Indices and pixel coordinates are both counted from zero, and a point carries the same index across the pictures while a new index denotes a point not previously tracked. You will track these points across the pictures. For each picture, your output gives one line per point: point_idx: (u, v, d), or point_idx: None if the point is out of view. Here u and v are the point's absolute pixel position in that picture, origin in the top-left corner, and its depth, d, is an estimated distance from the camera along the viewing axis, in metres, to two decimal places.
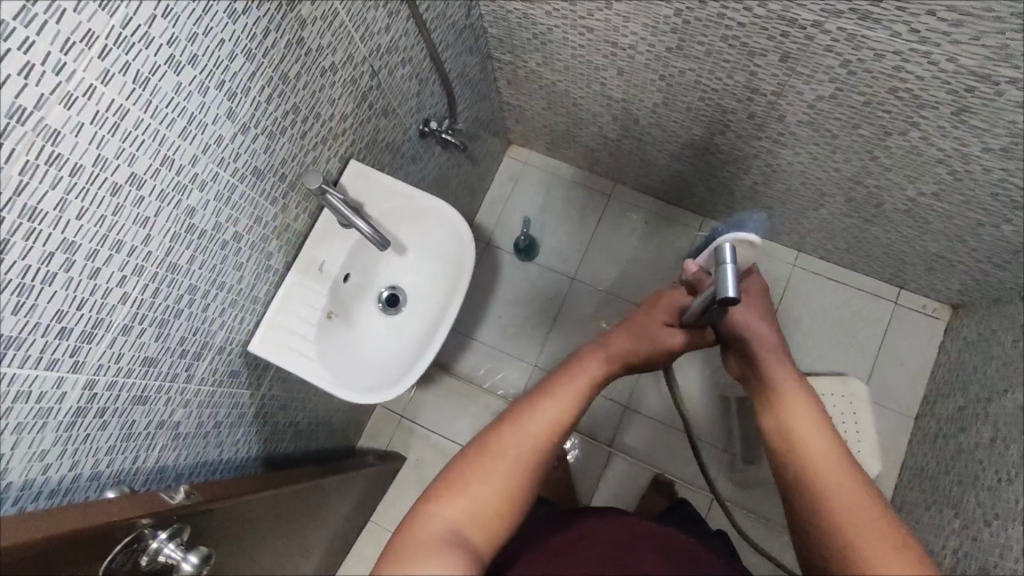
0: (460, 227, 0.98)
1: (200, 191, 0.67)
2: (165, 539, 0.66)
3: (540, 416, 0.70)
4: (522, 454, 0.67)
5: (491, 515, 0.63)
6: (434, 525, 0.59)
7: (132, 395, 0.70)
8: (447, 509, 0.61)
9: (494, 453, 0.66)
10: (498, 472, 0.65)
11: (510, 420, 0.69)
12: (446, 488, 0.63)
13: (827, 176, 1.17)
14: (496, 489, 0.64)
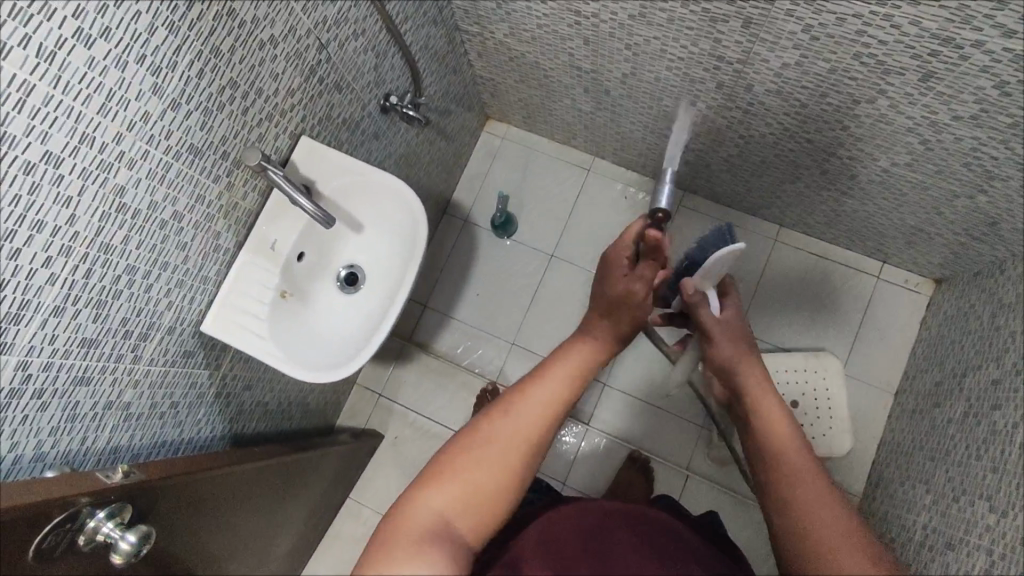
0: (414, 203, 0.97)
1: (128, 170, 0.66)
2: (103, 519, 0.68)
3: (533, 400, 0.67)
4: (513, 441, 0.64)
5: (481, 504, 0.61)
6: (419, 516, 0.58)
7: (71, 377, 0.70)
8: (434, 498, 0.60)
9: (484, 442, 0.64)
10: (488, 461, 0.63)
11: (500, 407, 0.67)
12: (434, 476, 0.61)
13: (800, 146, 1.15)
14: (485, 479, 0.62)
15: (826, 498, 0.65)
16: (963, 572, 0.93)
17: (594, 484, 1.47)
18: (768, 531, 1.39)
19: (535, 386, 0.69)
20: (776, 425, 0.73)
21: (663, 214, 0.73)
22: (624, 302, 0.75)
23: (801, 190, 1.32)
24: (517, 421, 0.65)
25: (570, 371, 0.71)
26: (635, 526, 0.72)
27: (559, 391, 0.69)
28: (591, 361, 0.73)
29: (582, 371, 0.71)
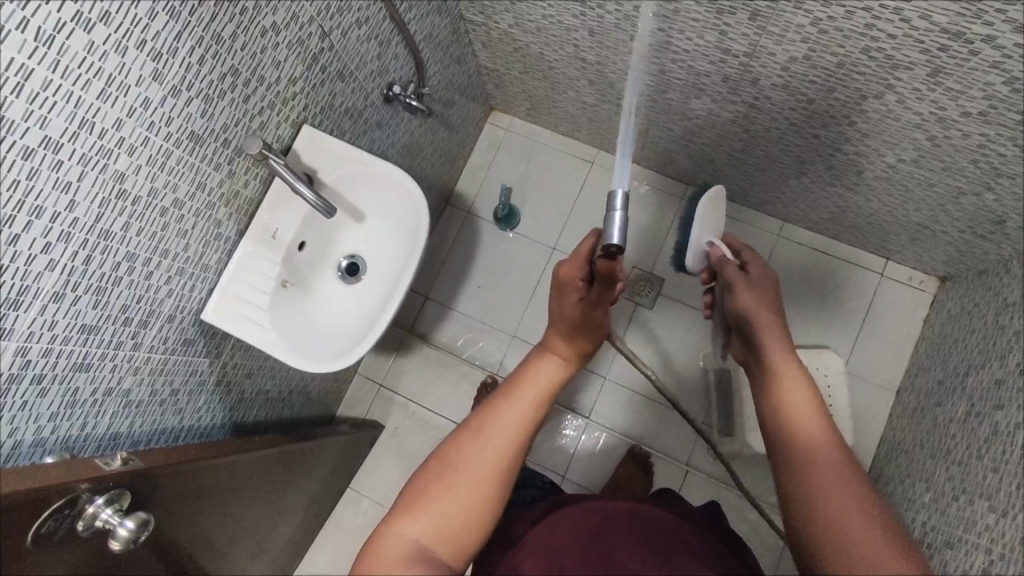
0: (415, 194, 0.97)
1: (128, 156, 0.66)
2: (102, 505, 0.68)
3: (503, 421, 0.67)
4: (489, 462, 0.63)
5: (461, 527, 0.60)
6: (396, 545, 0.57)
7: (70, 364, 0.70)
8: (411, 526, 0.59)
9: (459, 466, 0.63)
10: (463, 485, 0.61)
11: (472, 429, 0.66)
12: (410, 503, 0.60)
13: (805, 141, 1.14)
14: (463, 502, 0.61)
15: (841, 477, 0.62)
16: (961, 571, 0.93)
17: (593, 478, 1.47)
18: (766, 527, 1.39)
19: (505, 406, 0.68)
20: (794, 397, 0.72)
21: (616, 251, 0.69)
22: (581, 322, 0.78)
23: (806, 186, 1.31)
24: (490, 442, 0.65)
25: (535, 389, 0.71)
26: (634, 525, 0.72)
27: (529, 408, 0.69)
28: (556, 377, 0.74)
29: (549, 387, 0.73)
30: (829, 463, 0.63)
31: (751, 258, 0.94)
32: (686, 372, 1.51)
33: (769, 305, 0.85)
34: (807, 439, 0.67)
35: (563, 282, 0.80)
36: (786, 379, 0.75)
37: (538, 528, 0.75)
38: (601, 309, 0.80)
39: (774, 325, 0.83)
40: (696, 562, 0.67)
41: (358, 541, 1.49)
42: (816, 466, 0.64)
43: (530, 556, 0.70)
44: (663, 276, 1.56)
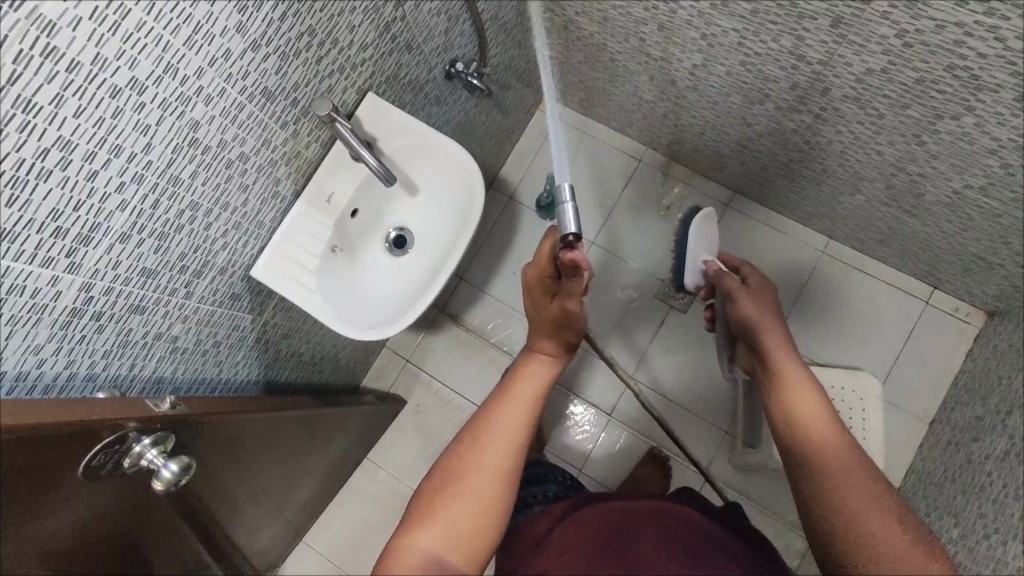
0: (471, 172, 0.96)
1: (204, 105, 0.67)
2: (148, 445, 0.69)
3: (500, 422, 0.67)
4: (493, 464, 0.64)
5: (473, 533, 0.61)
6: (410, 558, 0.58)
7: (128, 304, 0.71)
8: (423, 537, 0.59)
9: (463, 472, 0.63)
10: (470, 491, 0.62)
11: (472, 433, 0.66)
12: (420, 513, 0.61)
13: (868, 158, 1.11)
14: (472, 509, 0.61)
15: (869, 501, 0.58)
16: None
17: (609, 476, 1.46)
18: (780, 544, 1.37)
19: (502, 407, 0.68)
20: (803, 408, 0.67)
21: (574, 238, 0.62)
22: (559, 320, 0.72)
23: (861, 205, 1.28)
24: (492, 444, 0.65)
25: (527, 389, 0.70)
26: (658, 523, 0.71)
27: (526, 407, 0.69)
28: (545, 373, 0.72)
29: (538, 386, 0.71)
30: (850, 474, 0.60)
31: (751, 270, 0.90)
32: (713, 380, 1.49)
33: (768, 309, 0.80)
34: (823, 453, 0.63)
35: (532, 284, 0.73)
36: (792, 385, 0.70)
37: (560, 528, 0.75)
38: (578, 301, 0.72)
39: (777, 329, 0.78)
40: (725, 559, 0.66)
41: (371, 511, 1.51)
42: (837, 482, 0.60)
43: (553, 557, 0.69)
44: None
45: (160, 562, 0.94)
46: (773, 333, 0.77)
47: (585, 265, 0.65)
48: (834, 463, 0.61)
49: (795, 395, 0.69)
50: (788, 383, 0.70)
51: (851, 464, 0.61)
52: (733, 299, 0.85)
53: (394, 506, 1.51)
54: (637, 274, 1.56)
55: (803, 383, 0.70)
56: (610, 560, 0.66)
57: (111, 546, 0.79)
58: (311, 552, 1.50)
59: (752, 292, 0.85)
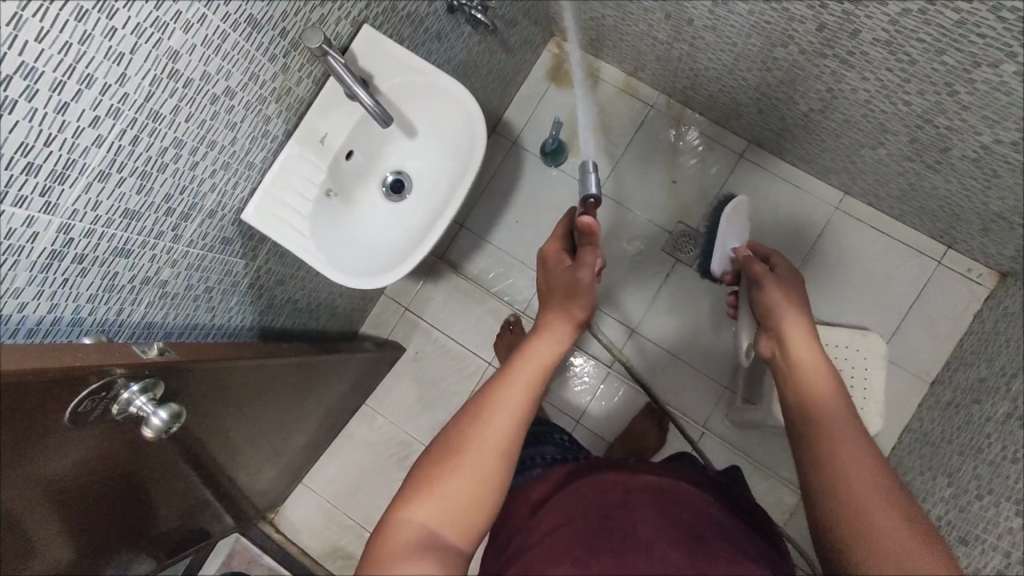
0: (473, 114, 0.91)
1: (184, 33, 0.61)
2: (137, 392, 0.68)
3: (503, 398, 0.65)
4: (492, 440, 0.62)
5: (467, 509, 0.60)
6: (405, 532, 0.57)
7: (112, 248, 0.68)
8: (419, 511, 0.59)
9: (462, 445, 0.62)
10: (468, 465, 0.61)
11: (474, 407, 0.65)
12: (417, 488, 0.60)
13: (894, 108, 1.05)
14: (470, 485, 0.60)
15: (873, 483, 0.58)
16: (973, 569, 0.94)
17: (606, 428, 1.47)
18: (772, 498, 1.40)
19: (505, 383, 0.67)
20: (822, 401, 0.67)
21: (594, 200, 0.83)
22: (570, 291, 0.77)
23: (881, 158, 1.22)
24: (493, 419, 0.63)
25: (530, 366, 0.69)
26: (660, 502, 0.71)
27: (529, 382, 0.67)
28: (549, 351, 0.71)
29: (541, 364, 0.69)
30: (852, 453, 0.61)
31: (779, 262, 0.92)
32: (715, 337, 1.47)
33: (798, 306, 0.82)
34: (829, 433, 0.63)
35: (549, 259, 0.82)
36: (815, 380, 0.70)
37: (562, 501, 0.75)
38: (585, 273, 0.77)
39: (803, 321, 0.80)
40: (725, 549, 0.65)
41: (368, 456, 1.53)
42: (845, 470, 0.59)
43: (553, 531, 0.69)
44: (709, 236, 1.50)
45: (164, 503, 0.95)
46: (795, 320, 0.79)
47: (597, 233, 0.78)
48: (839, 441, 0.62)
49: (817, 388, 0.69)
50: (801, 368, 0.72)
51: (854, 445, 0.61)
52: (762, 290, 0.87)
53: (391, 450, 1.52)
54: (643, 227, 1.52)
55: (823, 375, 0.70)
56: (610, 531, 0.66)
57: (113, 492, 0.78)
58: (310, 492, 1.53)
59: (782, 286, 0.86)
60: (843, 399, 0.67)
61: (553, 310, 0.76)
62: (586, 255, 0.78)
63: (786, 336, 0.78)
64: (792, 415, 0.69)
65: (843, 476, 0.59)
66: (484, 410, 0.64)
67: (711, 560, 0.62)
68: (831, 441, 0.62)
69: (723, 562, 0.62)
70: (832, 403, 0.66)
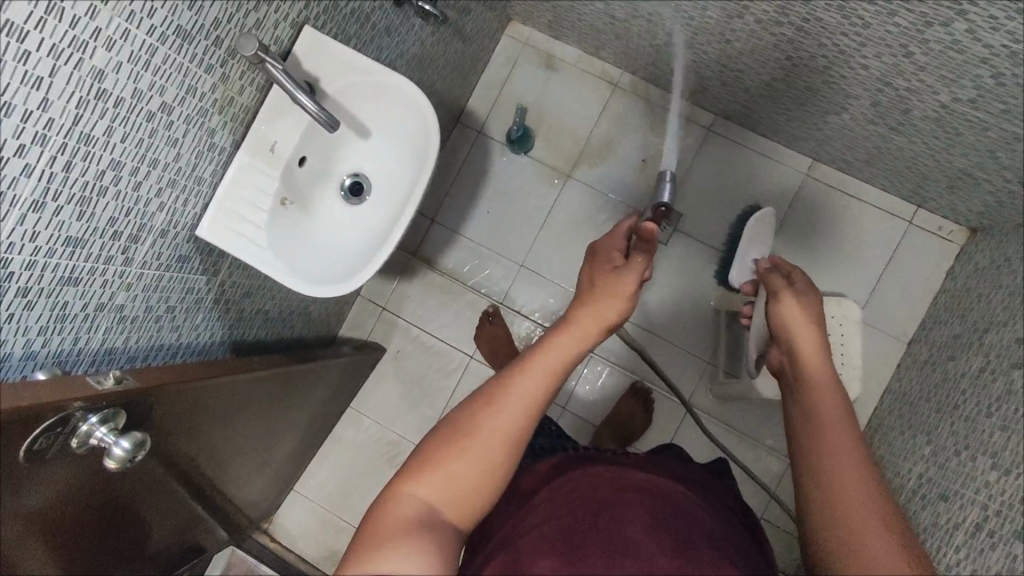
0: (425, 110, 0.90)
1: (107, 51, 0.59)
2: (96, 423, 0.67)
3: (519, 387, 0.65)
4: (502, 428, 0.62)
5: (467, 493, 0.60)
6: (405, 506, 0.58)
7: (57, 278, 0.66)
8: (422, 487, 0.59)
9: (472, 428, 0.62)
10: (474, 449, 0.61)
11: (489, 392, 0.65)
12: (421, 464, 0.61)
13: (853, 72, 1.05)
14: (473, 469, 0.61)
15: (867, 497, 0.60)
16: (953, 524, 0.95)
17: (593, 412, 1.47)
18: (760, 467, 1.41)
19: (523, 372, 0.67)
20: (828, 418, 0.68)
21: (664, 208, 0.92)
22: (613, 291, 0.77)
23: (846, 123, 1.22)
24: (506, 406, 0.64)
25: (552, 358, 0.68)
26: (649, 502, 0.70)
27: (549, 374, 0.67)
28: (575, 347, 0.70)
29: (564, 358, 0.69)
30: (845, 465, 0.62)
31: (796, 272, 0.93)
32: (695, 313, 1.47)
33: (815, 326, 0.82)
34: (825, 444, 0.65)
35: (598, 255, 0.83)
36: (823, 399, 0.70)
37: (550, 499, 0.73)
38: (635, 278, 0.78)
39: (815, 336, 0.81)
40: (712, 551, 0.65)
41: (358, 458, 1.52)
42: (838, 478, 0.61)
43: (539, 526, 0.68)
44: (681, 212, 1.49)
45: (156, 522, 0.95)
46: (808, 336, 0.80)
47: (655, 241, 0.78)
48: (835, 453, 0.64)
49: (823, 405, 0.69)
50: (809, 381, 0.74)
51: (851, 460, 0.62)
52: (779, 303, 0.87)
53: (379, 451, 1.52)
54: (615, 208, 1.51)
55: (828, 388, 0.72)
56: (598, 533, 0.64)
57: (94, 520, 0.78)
58: (302, 499, 1.53)
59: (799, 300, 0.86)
60: (849, 418, 0.68)
61: (589, 306, 0.76)
62: (638, 259, 0.79)
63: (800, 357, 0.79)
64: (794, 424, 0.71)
65: (838, 493, 0.61)
66: (498, 397, 0.64)
67: (695, 565, 0.62)
68: (831, 460, 0.63)
69: (708, 566, 0.62)
70: (833, 417, 0.67)
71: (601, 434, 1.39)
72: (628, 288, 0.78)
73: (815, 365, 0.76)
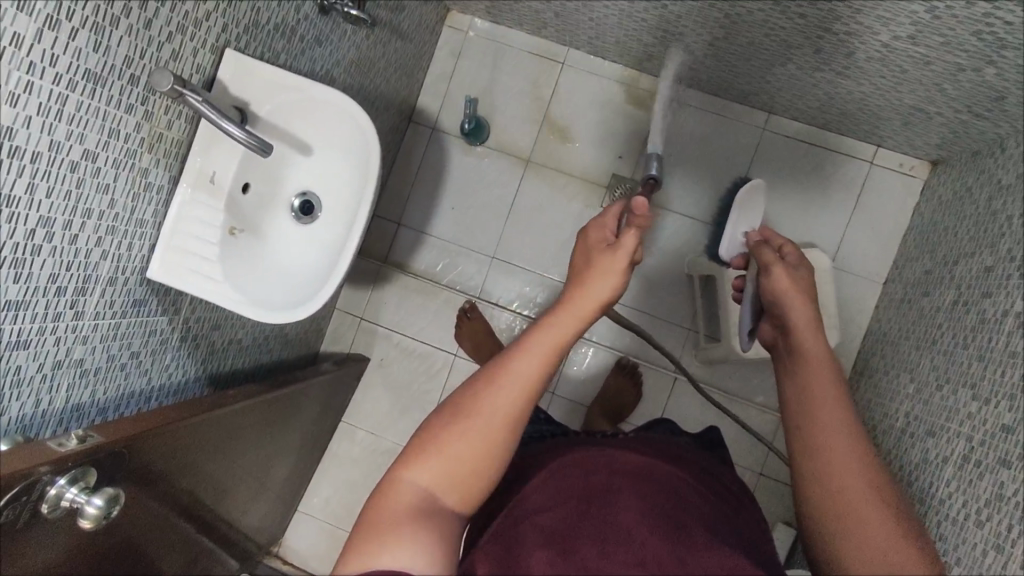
0: (362, 120, 0.89)
1: (12, 107, 0.56)
2: (65, 485, 0.66)
3: (514, 372, 0.63)
4: (498, 415, 0.61)
5: (466, 479, 0.61)
6: (405, 494, 0.59)
7: (4, 343, 0.64)
8: (421, 475, 0.60)
9: (470, 412, 0.61)
10: (471, 436, 0.61)
11: (486, 376, 0.64)
12: (418, 449, 0.61)
13: (792, 23, 1.03)
14: (470, 456, 0.61)
15: (861, 468, 0.62)
16: (942, 458, 0.96)
17: (584, 392, 1.48)
18: (753, 424, 1.43)
19: (518, 355, 0.64)
20: (821, 393, 0.68)
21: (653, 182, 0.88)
22: (604, 267, 0.70)
23: (794, 73, 1.21)
24: (504, 389, 0.62)
25: (549, 337, 0.65)
26: (639, 485, 0.70)
27: (544, 358, 0.64)
28: (571, 328, 0.66)
29: (562, 336, 0.65)
30: (836, 436, 0.64)
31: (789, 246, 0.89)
32: (671, 282, 1.47)
33: (806, 298, 0.78)
34: (819, 417, 0.66)
35: (592, 231, 0.75)
36: (818, 376, 0.70)
37: (542, 484, 0.73)
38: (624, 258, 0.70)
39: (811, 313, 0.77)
40: (707, 535, 0.65)
41: (358, 469, 1.52)
42: (832, 450, 0.63)
43: (532, 514, 0.67)
44: (646, 183, 1.48)
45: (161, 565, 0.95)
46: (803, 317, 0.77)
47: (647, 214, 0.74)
48: (829, 425, 0.65)
49: (816, 384, 0.69)
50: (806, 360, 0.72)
51: (844, 431, 0.65)
52: (767, 273, 0.84)
53: (378, 460, 1.52)
54: (579, 187, 1.50)
55: (824, 365, 0.71)
56: (589, 519, 0.64)
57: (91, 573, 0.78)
58: (308, 518, 1.53)
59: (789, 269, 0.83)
60: (845, 397, 0.68)
61: (582, 282, 0.70)
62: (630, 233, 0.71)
63: (791, 330, 0.77)
64: (787, 401, 0.71)
65: (833, 465, 0.63)
66: (493, 383, 0.62)
67: (692, 547, 0.62)
68: (825, 439, 0.64)
69: (703, 549, 0.62)
70: (824, 390, 0.68)
71: (593, 414, 1.40)
72: (618, 263, 0.70)
73: (811, 343, 0.73)
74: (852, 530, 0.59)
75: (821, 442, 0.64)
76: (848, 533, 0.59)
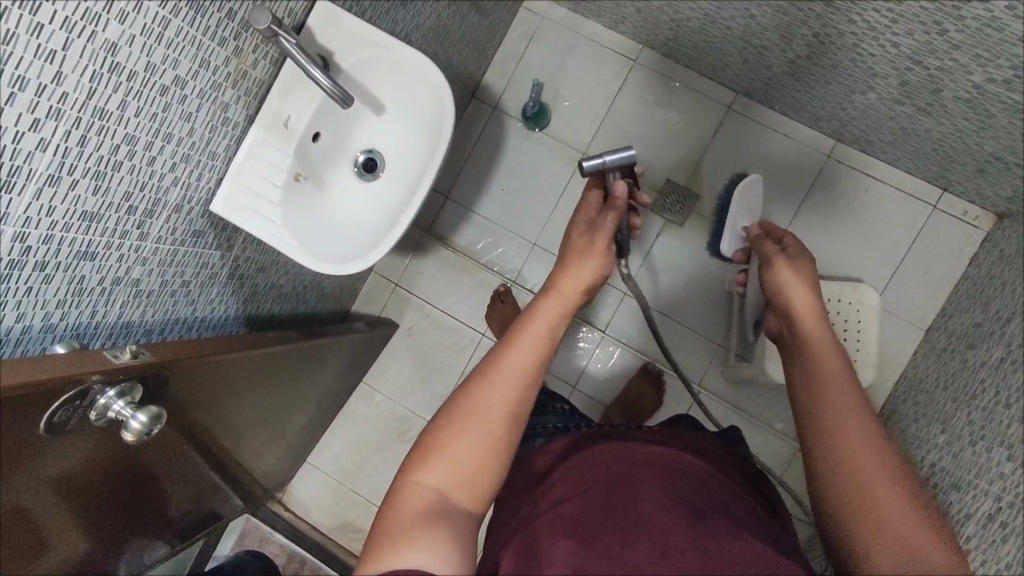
0: (438, 86, 0.89)
1: (120, 23, 0.58)
2: (113, 397, 0.68)
3: (507, 364, 0.65)
4: (499, 406, 0.63)
5: (473, 473, 0.61)
6: (416, 497, 0.59)
7: (74, 252, 0.66)
8: (428, 476, 0.60)
9: (467, 410, 0.62)
10: (473, 429, 0.62)
11: (481, 375, 0.65)
12: (424, 453, 0.62)
13: (883, 51, 1.01)
14: (475, 450, 0.61)
15: (877, 456, 0.60)
16: (966, 513, 0.94)
17: (604, 391, 1.48)
18: (769, 449, 1.41)
19: (508, 347, 0.67)
20: (831, 383, 0.67)
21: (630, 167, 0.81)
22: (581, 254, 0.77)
23: (871, 103, 1.18)
24: (501, 384, 0.64)
25: (537, 327, 0.69)
26: (665, 478, 0.69)
27: (535, 346, 0.67)
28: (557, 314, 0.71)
29: (550, 328, 0.69)
30: (849, 422, 0.63)
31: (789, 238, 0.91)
32: (708, 295, 1.46)
33: (806, 284, 0.81)
34: (833, 405, 0.65)
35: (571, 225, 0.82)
36: (822, 360, 0.70)
37: (567, 478, 0.73)
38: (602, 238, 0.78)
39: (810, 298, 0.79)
40: (729, 520, 0.64)
41: (370, 431, 1.54)
42: (847, 438, 0.62)
43: (556, 507, 0.67)
44: (699, 193, 1.46)
45: (174, 490, 0.98)
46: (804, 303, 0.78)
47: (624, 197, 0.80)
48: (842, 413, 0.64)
49: (824, 372, 0.69)
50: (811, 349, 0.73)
51: (858, 419, 0.63)
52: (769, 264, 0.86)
53: (391, 425, 1.53)
54: None
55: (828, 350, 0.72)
56: (613, 513, 0.64)
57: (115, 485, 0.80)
58: (316, 470, 1.55)
59: (788, 261, 0.85)
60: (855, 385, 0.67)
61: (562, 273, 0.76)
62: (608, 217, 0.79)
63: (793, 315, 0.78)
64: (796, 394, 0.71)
65: (850, 453, 0.61)
66: (488, 378, 0.64)
67: (712, 536, 0.61)
68: (839, 427, 0.63)
69: (727, 539, 0.61)
70: (835, 379, 0.68)
71: (612, 413, 1.40)
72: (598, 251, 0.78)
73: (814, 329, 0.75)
74: (871, 518, 0.57)
75: (831, 435, 0.63)
76: (866, 526, 0.57)
